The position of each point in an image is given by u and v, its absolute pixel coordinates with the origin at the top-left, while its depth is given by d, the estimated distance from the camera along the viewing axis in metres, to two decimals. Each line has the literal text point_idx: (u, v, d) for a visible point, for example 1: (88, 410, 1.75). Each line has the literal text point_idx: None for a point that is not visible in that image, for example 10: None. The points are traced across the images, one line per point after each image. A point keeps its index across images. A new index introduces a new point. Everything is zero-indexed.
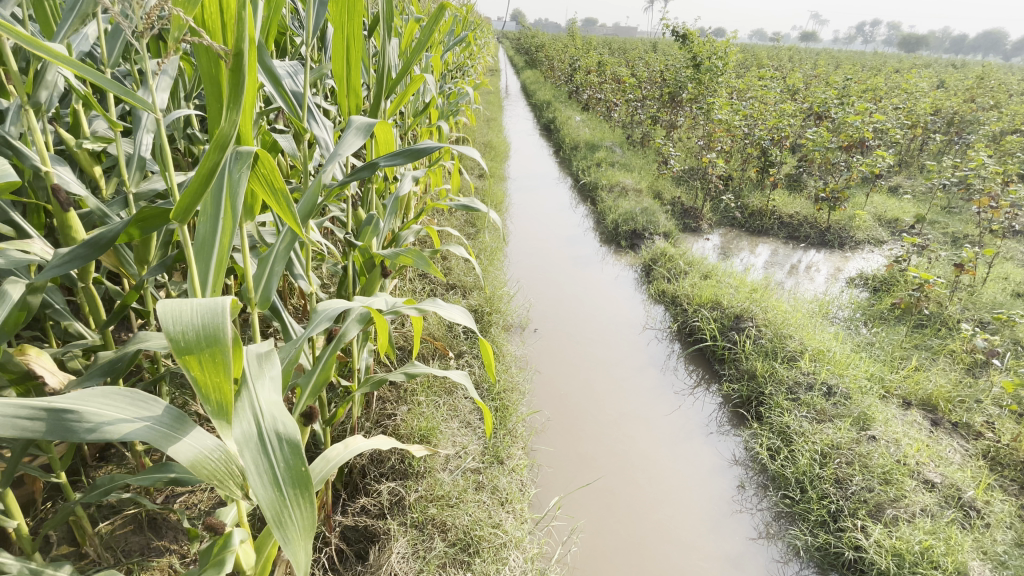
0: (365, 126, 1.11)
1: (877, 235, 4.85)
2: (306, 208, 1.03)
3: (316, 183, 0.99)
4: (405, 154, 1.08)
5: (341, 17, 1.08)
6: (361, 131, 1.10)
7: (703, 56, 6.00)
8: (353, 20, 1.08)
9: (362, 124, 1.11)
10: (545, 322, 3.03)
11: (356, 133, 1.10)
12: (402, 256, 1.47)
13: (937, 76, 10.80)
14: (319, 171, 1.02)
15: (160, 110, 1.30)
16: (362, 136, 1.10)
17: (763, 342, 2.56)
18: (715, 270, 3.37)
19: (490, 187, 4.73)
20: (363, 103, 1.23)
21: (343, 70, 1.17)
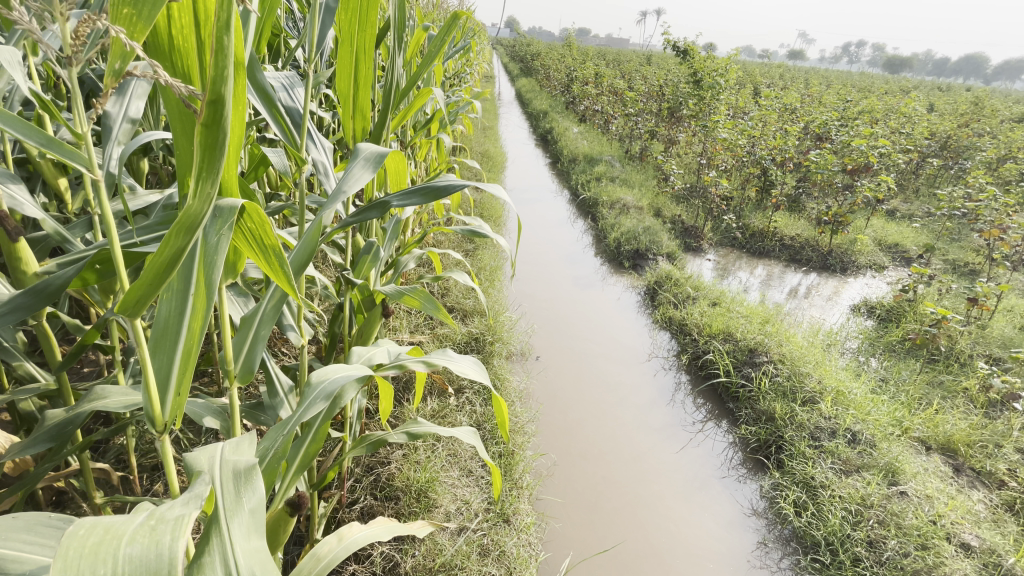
0: (374, 157, 0.94)
1: (879, 260, 4.78)
2: (302, 257, 0.85)
3: (314, 228, 0.82)
4: (422, 193, 0.92)
5: (350, 28, 0.91)
6: (373, 163, 0.93)
7: (704, 72, 5.92)
8: (366, 32, 0.91)
9: (374, 155, 0.94)
10: (548, 348, 2.86)
11: (367, 166, 0.93)
12: (407, 296, 1.27)
13: (928, 99, 10.87)
14: (320, 213, 0.84)
15: (136, 121, 1.11)
16: (373, 170, 0.93)
17: (781, 380, 2.43)
18: (723, 297, 3.24)
19: (488, 200, 4.57)
20: (370, 126, 1.06)
21: (349, 90, 1.00)
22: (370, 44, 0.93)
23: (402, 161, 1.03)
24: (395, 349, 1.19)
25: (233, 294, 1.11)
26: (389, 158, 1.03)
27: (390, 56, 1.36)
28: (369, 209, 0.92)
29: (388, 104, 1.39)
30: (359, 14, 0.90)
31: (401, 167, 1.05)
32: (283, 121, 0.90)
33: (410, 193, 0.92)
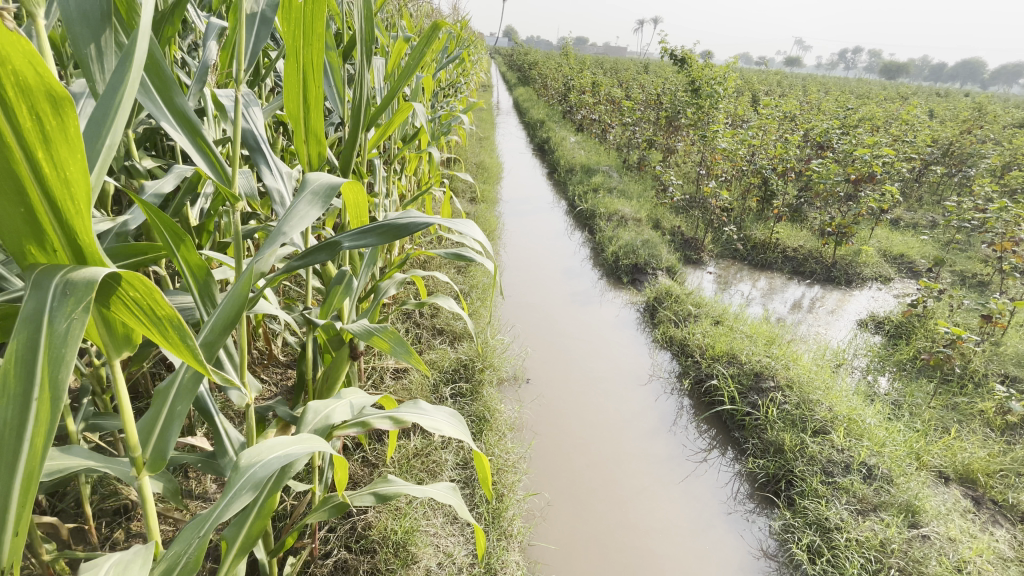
0: (323, 190, 0.81)
1: (885, 272, 4.64)
2: (226, 316, 0.70)
3: (242, 282, 0.68)
4: (379, 232, 0.79)
5: (295, 40, 0.79)
6: (321, 199, 0.80)
7: (703, 80, 5.81)
8: (312, 47, 0.80)
9: (324, 189, 0.81)
10: (541, 372, 2.70)
11: (313, 202, 0.79)
12: (376, 338, 1.13)
13: (925, 105, 10.77)
14: (251, 265, 0.71)
15: None
16: (323, 207, 0.79)
17: (790, 409, 2.29)
18: (726, 316, 3.10)
19: (481, 213, 4.45)
20: (327, 152, 0.93)
21: (300, 114, 0.87)
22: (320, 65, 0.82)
23: (363, 193, 0.90)
24: (360, 401, 1.05)
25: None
26: (349, 190, 0.90)
27: (359, 72, 1.24)
28: (316, 251, 0.78)
29: (358, 124, 1.26)
30: (304, 24, 0.78)
31: (362, 198, 0.92)
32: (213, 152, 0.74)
33: (363, 232, 0.79)
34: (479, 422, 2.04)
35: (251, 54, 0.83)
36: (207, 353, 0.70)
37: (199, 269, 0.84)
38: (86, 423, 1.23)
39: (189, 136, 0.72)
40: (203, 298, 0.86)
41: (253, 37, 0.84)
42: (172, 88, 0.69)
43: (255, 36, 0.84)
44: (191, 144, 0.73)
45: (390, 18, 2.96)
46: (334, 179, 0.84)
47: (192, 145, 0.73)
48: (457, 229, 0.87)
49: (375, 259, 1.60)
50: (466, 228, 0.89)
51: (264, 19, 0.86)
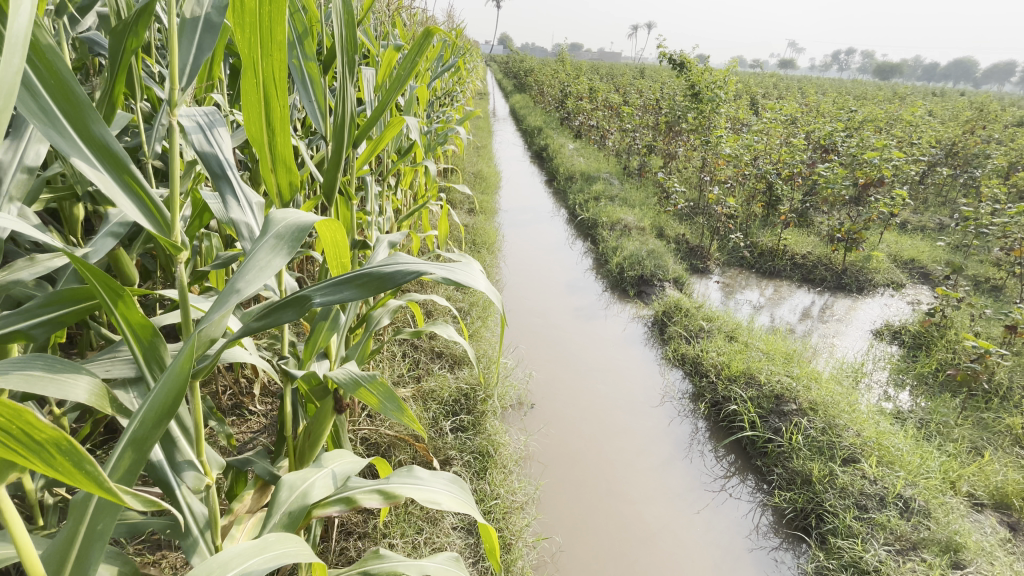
0: (288, 233, 0.66)
1: (897, 278, 4.50)
2: (158, 404, 0.56)
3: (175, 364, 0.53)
4: (358, 282, 0.64)
5: (252, 50, 0.66)
6: (286, 245, 0.65)
7: (702, 85, 5.69)
8: (273, 55, 0.67)
9: (291, 232, 0.67)
10: (546, 395, 2.55)
11: (276, 250, 0.64)
12: (364, 390, 0.98)
13: (921, 105, 10.66)
14: (191, 336, 0.56)
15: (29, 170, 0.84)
16: (289, 255, 0.65)
17: (815, 435, 2.14)
18: (739, 330, 2.96)
19: (481, 226, 4.32)
20: (301, 180, 0.79)
21: (264, 138, 0.73)
22: (283, 77, 0.68)
23: (341, 231, 0.76)
24: (344, 469, 0.91)
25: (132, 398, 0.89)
26: (326, 229, 0.75)
27: (342, 86, 1.10)
28: (281, 309, 0.64)
29: (340, 142, 1.12)
30: (262, 28, 0.65)
31: (339, 236, 0.77)
32: (147, 192, 0.61)
33: (339, 284, 0.64)
34: (483, 458, 1.88)
35: (194, 65, 0.69)
36: (138, 452, 0.56)
37: (143, 330, 0.71)
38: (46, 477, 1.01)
39: (114, 172, 0.59)
40: (149, 363, 0.72)
41: (196, 45, 0.70)
42: (87, 113, 0.55)
43: (199, 44, 0.70)
44: (116, 183, 0.59)
45: (384, 26, 2.83)
46: (304, 218, 0.69)
47: (119, 183, 0.60)
48: (458, 278, 0.71)
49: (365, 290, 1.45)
50: (469, 277, 0.73)
51: (209, 23, 0.72)
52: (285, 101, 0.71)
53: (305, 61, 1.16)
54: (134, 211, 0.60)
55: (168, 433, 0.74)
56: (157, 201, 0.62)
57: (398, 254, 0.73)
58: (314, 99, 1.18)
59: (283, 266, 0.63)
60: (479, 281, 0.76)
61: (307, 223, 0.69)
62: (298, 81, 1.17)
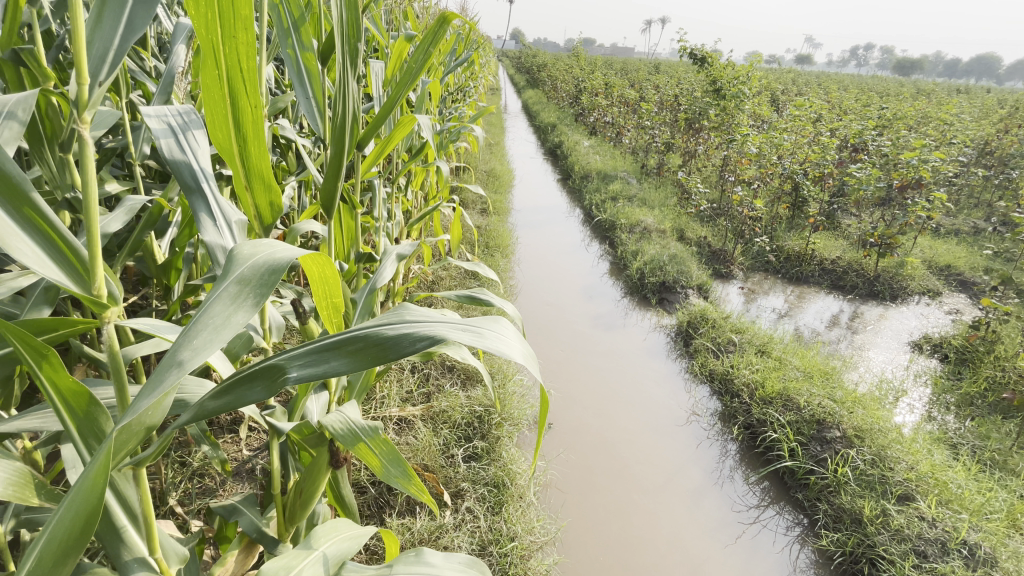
0: (253, 277, 0.50)
1: (932, 286, 4.27)
2: (65, 531, 0.43)
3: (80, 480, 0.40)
4: (349, 350, 0.49)
5: (202, 31, 0.49)
6: (254, 295, 0.50)
7: (724, 80, 5.42)
8: (236, 36, 0.50)
9: (260, 275, 0.51)
10: (565, 413, 2.37)
11: (237, 303, 0.49)
12: (365, 446, 0.81)
13: (940, 100, 10.33)
14: (105, 441, 0.42)
15: None
16: (255, 310, 0.49)
17: (863, 468, 1.96)
18: (771, 344, 2.77)
19: (494, 226, 4.15)
20: (283, 200, 0.62)
21: (232, 146, 0.56)
22: (251, 67, 0.52)
23: (331, 266, 0.58)
24: (338, 548, 0.76)
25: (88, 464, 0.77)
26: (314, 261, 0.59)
27: (342, 81, 0.93)
28: (243, 382, 0.48)
29: (340, 145, 0.95)
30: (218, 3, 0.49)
31: (329, 271, 0.60)
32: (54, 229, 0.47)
33: (323, 351, 0.49)
34: (498, 491, 1.72)
35: (119, 50, 0.54)
36: None
37: (78, 398, 0.56)
38: (17, 519, 0.76)
39: (10, 206, 0.47)
40: (86, 439, 0.57)
41: (125, 23, 0.55)
42: None
43: (128, 21, 0.55)
44: (13, 220, 0.47)
45: (396, 17, 2.67)
46: (280, 254, 0.53)
47: (17, 217, 0.47)
48: (485, 346, 0.53)
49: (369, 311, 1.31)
50: (501, 342, 0.55)
51: None
52: (257, 99, 0.55)
53: (301, 51, 1.00)
54: (32, 253, 0.47)
55: (112, 523, 0.58)
56: (65, 239, 0.48)
57: (409, 308, 0.58)
58: (311, 95, 1.02)
59: (245, 326, 0.47)
60: (515, 346, 0.57)
61: (285, 260, 0.53)
62: (295, 74, 1.00)
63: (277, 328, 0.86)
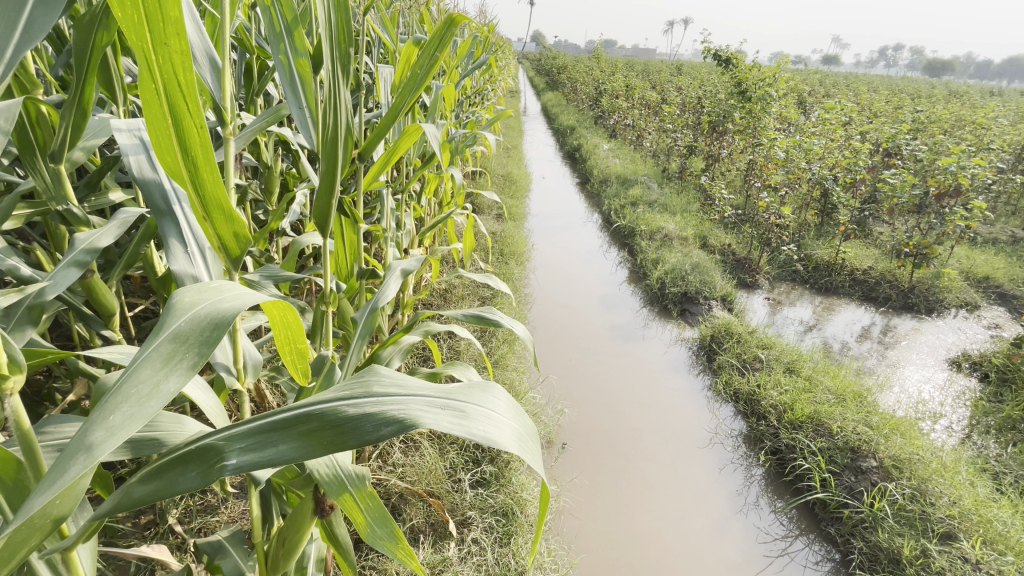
0: (184, 328, 0.44)
1: (971, 299, 4.03)
2: None
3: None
4: (307, 434, 0.53)
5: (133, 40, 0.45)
6: (191, 354, 0.44)
7: (750, 82, 5.24)
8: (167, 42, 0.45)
9: (200, 330, 0.45)
10: (580, 433, 2.26)
11: (170, 367, 0.43)
12: (350, 498, 0.71)
13: (975, 103, 9.92)
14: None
15: None
16: (189, 372, 0.43)
17: (903, 504, 1.81)
18: (799, 362, 2.62)
19: (509, 233, 4.06)
20: (244, 221, 0.56)
21: (179, 166, 0.52)
22: (188, 78, 0.48)
23: (291, 313, 0.59)
24: None
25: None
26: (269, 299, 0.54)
27: (332, 91, 0.85)
28: (178, 467, 0.53)
29: (332, 161, 0.87)
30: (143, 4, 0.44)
31: (290, 316, 0.61)
32: None
33: (271, 434, 0.53)
34: (506, 520, 1.63)
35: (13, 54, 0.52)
36: None
37: (2, 466, 0.48)
38: None
39: None
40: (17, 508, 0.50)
41: (22, 26, 0.53)
42: None
43: (27, 25, 0.53)
44: None
45: (410, 20, 2.60)
46: (227, 304, 0.47)
47: None
48: (471, 435, 0.55)
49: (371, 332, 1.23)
50: (489, 424, 0.57)
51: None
52: (201, 117, 0.50)
53: (294, 57, 0.92)
54: None
55: None
56: None
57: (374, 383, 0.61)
58: (305, 106, 0.94)
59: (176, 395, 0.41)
60: (507, 418, 0.61)
61: (232, 311, 0.47)
62: (287, 83, 0.93)
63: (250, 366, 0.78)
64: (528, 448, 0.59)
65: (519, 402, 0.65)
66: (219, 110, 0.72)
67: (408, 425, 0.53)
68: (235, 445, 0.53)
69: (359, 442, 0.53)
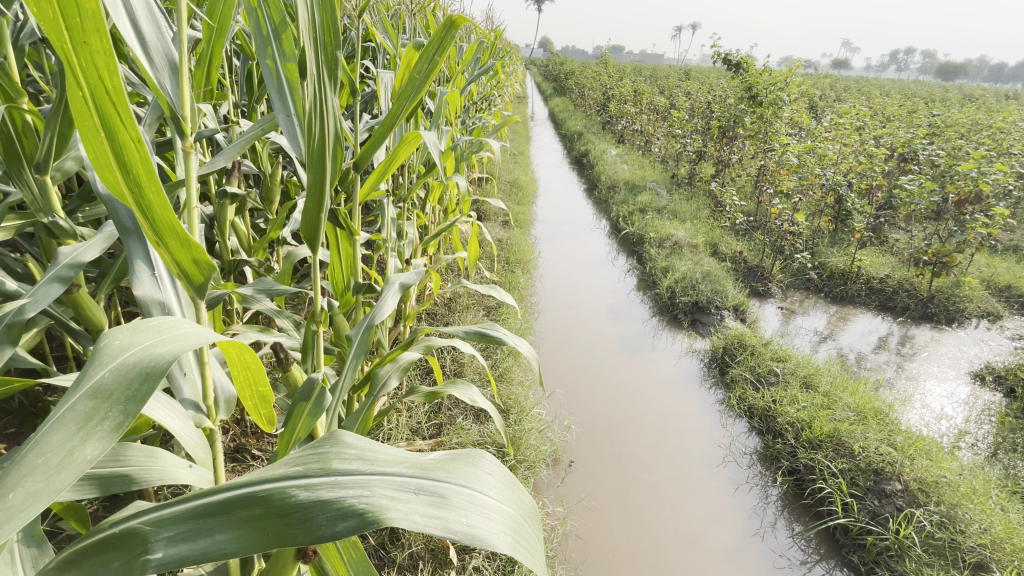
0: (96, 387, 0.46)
1: (992, 308, 3.91)
2: None
3: None
4: (241, 521, 0.50)
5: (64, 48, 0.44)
6: (113, 413, 0.46)
7: (760, 87, 5.15)
8: (87, 41, 0.44)
9: (127, 383, 0.47)
10: (587, 451, 2.18)
11: (87, 430, 0.44)
12: (331, 548, 0.65)
13: (986, 106, 9.80)
14: None
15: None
16: (107, 436, 0.45)
17: (931, 531, 1.71)
18: (816, 376, 2.52)
19: (515, 240, 4.00)
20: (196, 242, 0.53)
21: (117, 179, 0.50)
22: (116, 85, 0.46)
23: (246, 355, 0.65)
24: None
25: (20, 548, 0.66)
26: (208, 337, 0.55)
27: (317, 96, 0.79)
28: (100, 556, 0.50)
29: (319, 172, 0.81)
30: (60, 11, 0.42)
31: (248, 356, 0.66)
32: None
33: (203, 521, 0.50)
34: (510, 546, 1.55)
35: None
36: None
37: None
38: None
39: None
40: None
41: None
42: None
43: None
44: None
45: (415, 27, 2.56)
46: (155, 350, 0.49)
47: None
48: (452, 530, 0.51)
49: (367, 350, 1.17)
50: (475, 518, 0.54)
51: None
52: (137, 128, 0.48)
53: (281, 61, 0.86)
54: None
55: None
56: None
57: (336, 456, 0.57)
58: (293, 113, 0.88)
59: (86, 465, 0.43)
60: (501, 502, 0.58)
61: (162, 357, 0.49)
62: (274, 88, 0.87)
63: (225, 402, 0.78)
64: (523, 539, 0.56)
65: (515, 477, 0.61)
66: (178, 117, 0.66)
67: (368, 522, 0.48)
68: (161, 535, 0.50)
69: (310, 538, 0.49)
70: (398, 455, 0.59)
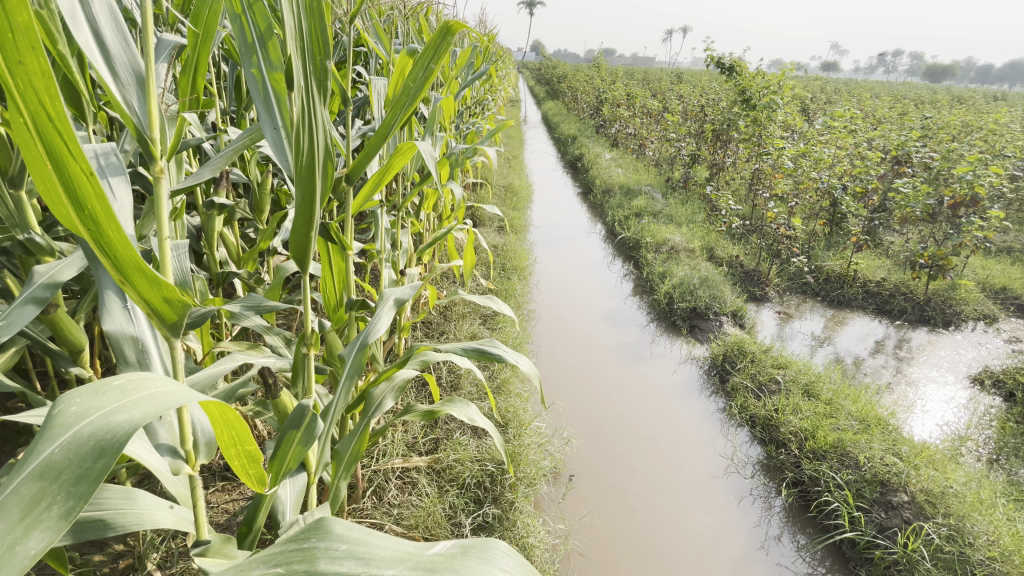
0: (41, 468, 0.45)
1: (989, 311, 3.90)
2: None
3: None
4: None
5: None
6: (61, 497, 0.45)
7: (753, 90, 5.14)
8: (23, 62, 0.43)
9: (78, 463, 0.46)
10: (588, 464, 2.13)
11: (30, 521, 0.44)
12: None
13: (974, 108, 9.88)
14: None
15: None
16: (50, 527, 0.44)
17: (939, 544, 1.68)
18: (817, 383, 2.49)
19: (511, 246, 3.95)
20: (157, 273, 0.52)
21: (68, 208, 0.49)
22: (58, 106, 0.45)
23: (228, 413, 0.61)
24: None
25: None
26: (175, 397, 0.53)
27: (306, 109, 0.74)
28: None
29: (309, 189, 0.76)
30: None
31: (230, 415, 0.62)
32: None
33: None
34: None
35: None
36: None
37: None
38: None
39: None
40: None
41: None
42: None
43: None
44: None
45: (408, 33, 2.51)
46: (112, 425, 0.47)
47: None
48: None
49: (361, 371, 1.12)
50: None
51: None
52: (86, 158, 0.47)
53: (268, 70, 0.81)
54: None
55: None
56: None
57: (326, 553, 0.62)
58: (281, 125, 0.83)
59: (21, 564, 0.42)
60: None
61: (120, 431, 0.48)
62: (261, 100, 0.82)
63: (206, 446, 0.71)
64: None
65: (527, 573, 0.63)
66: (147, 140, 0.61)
67: None
68: None
69: None
70: (399, 553, 0.62)
